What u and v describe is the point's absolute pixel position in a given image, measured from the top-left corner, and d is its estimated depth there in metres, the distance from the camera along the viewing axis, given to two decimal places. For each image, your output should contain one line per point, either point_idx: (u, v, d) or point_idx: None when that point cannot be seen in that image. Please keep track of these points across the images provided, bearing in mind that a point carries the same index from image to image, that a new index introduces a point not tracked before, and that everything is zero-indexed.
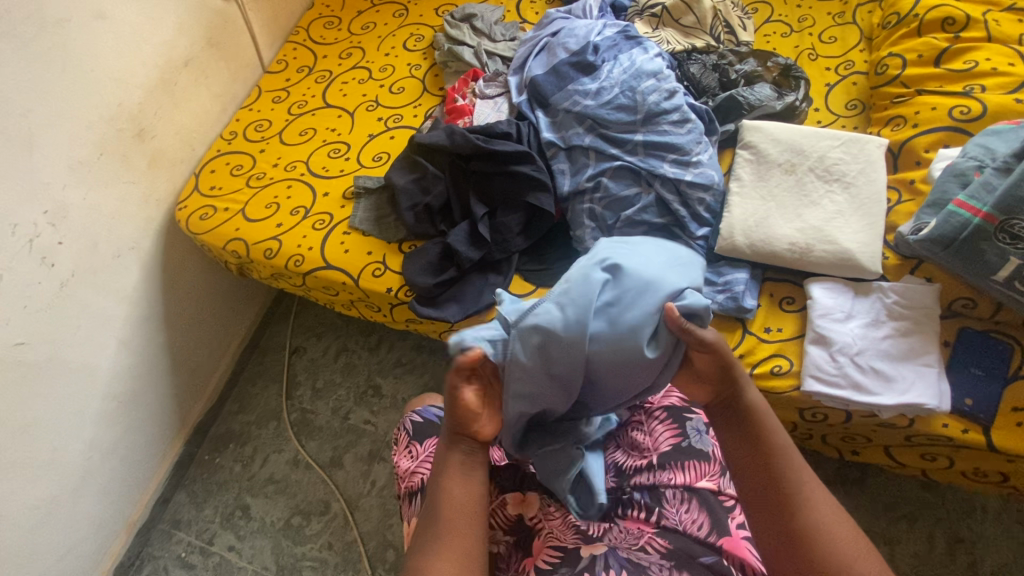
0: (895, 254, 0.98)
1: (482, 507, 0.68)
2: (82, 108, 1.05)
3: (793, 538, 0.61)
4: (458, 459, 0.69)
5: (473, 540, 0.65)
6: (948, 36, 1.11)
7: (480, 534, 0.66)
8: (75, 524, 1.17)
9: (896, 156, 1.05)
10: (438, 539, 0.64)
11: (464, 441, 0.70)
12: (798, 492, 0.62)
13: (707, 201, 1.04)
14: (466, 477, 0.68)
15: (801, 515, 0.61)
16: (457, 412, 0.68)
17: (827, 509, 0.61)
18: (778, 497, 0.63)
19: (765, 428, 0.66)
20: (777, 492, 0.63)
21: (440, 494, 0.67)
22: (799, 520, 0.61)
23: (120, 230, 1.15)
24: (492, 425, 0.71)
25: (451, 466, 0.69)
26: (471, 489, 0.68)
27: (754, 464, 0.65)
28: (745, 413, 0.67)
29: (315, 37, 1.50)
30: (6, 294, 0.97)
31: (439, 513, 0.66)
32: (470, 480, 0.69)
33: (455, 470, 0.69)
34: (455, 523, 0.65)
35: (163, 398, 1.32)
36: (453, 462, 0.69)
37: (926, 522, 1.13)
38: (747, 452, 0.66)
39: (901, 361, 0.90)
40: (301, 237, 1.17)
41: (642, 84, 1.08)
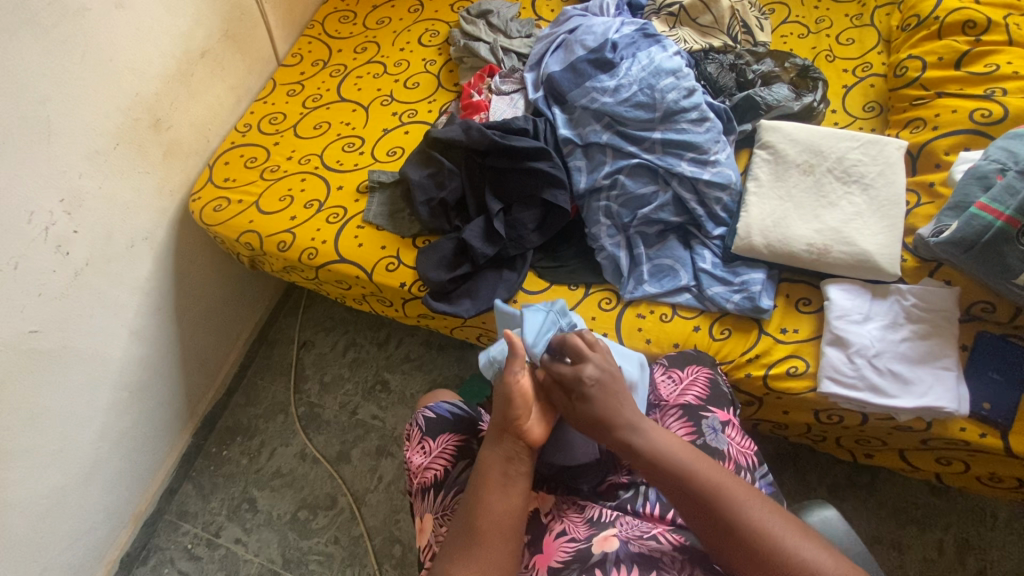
0: (914, 256, 0.97)
1: (517, 518, 0.66)
2: (100, 97, 1.05)
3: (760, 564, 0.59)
4: (502, 465, 0.69)
5: (505, 546, 0.64)
6: (969, 39, 1.10)
7: (513, 550, 0.64)
8: (84, 513, 1.17)
9: (915, 158, 1.05)
10: (470, 546, 0.63)
11: (507, 443, 0.70)
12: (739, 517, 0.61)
13: (723, 200, 1.04)
14: (506, 485, 0.67)
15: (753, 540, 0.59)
16: (510, 406, 0.70)
17: (771, 514, 0.61)
18: (726, 530, 0.61)
19: (673, 461, 0.66)
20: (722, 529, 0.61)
21: (476, 498, 0.67)
22: (754, 544, 0.59)
23: (135, 219, 1.15)
24: (540, 429, 0.72)
25: (493, 470, 0.68)
26: (507, 497, 0.66)
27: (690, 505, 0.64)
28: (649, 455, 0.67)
29: (330, 31, 1.50)
30: (20, 281, 0.96)
31: (474, 518, 0.65)
32: (509, 489, 0.67)
33: (495, 477, 0.68)
34: (489, 532, 0.64)
35: (173, 389, 1.31)
36: (495, 464, 0.69)
37: (937, 527, 1.12)
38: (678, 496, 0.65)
39: (919, 364, 0.90)
40: (315, 230, 1.17)
41: (661, 82, 1.08)
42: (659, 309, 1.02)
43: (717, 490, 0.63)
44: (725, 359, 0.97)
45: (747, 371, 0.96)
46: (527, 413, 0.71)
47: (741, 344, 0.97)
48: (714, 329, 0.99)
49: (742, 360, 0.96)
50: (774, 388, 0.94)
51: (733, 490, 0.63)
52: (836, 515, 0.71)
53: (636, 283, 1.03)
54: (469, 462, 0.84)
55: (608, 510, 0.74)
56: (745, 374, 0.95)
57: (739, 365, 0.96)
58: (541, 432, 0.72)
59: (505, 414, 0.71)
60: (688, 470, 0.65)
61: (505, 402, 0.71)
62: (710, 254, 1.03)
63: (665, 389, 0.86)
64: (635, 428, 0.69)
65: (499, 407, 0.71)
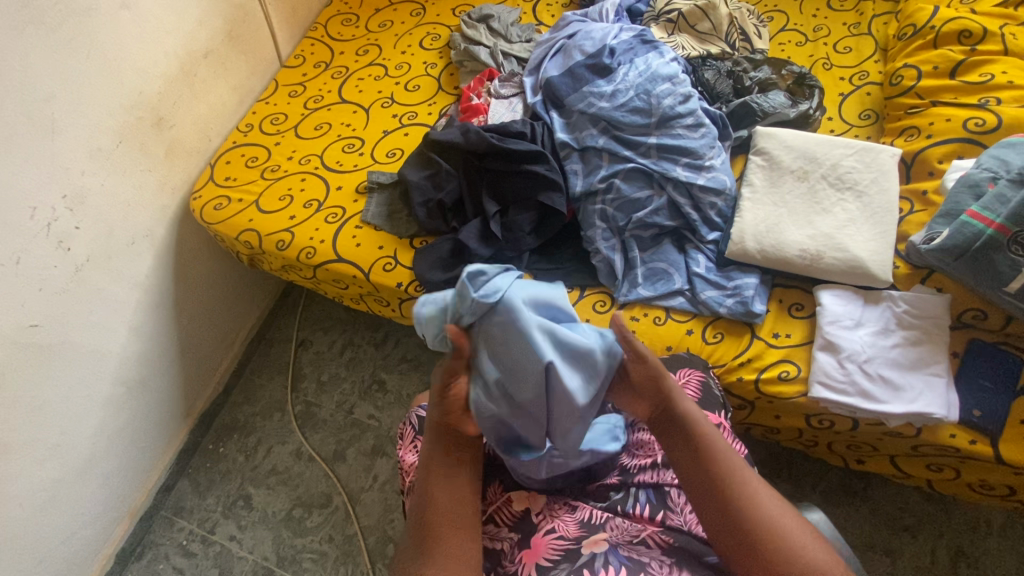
0: (906, 263, 0.98)
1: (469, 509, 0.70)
2: (103, 96, 1.06)
3: (759, 563, 0.62)
4: (445, 457, 0.72)
5: (464, 539, 0.68)
6: (964, 49, 1.11)
7: (475, 530, 0.69)
8: (80, 507, 1.18)
9: (909, 166, 1.06)
10: (433, 539, 0.67)
11: (444, 437, 0.73)
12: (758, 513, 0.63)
13: (718, 205, 1.05)
14: (452, 479, 0.71)
15: (764, 539, 0.62)
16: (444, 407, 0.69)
17: (794, 522, 0.64)
18: (736, 522, 0.64)
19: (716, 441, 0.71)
20: (729, 517, 0.64)
21: (427, 496, 0.70)
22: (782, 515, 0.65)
23: (135, 217, 1.16)
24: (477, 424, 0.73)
25: (437, 468, 0.71)
26: (457, 491, 0.70)
27: (705, 487, 0.66)
28: (682, 430, 0.69)
29: (332, 33, 1.52)
30: (21, 276, 0.98)
31: (428, 518, 0.68)
32: (456, 477, 0.71)
33: (439, 470, 0.71)
34: (449, 521, 0.68)
35: (172, 385, 1.33)
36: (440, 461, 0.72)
37: (929, 535, 1.12)
38: (693, 477, 0.68)
39: (910, 371, 0.90)
40: (314, 230, 1.18)
41: (657, 88, 1.09)
42: (653, 313, 1.03)
43: (743, 484, 0.65)
44: (717, 362, 0.97)
45: (739, 375, 0.96)
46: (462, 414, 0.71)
47: (734, 348, 0.98)
48: (707, 333, 1.00)
49: (734, 364, 0.96)
50: (765, 392, 0.94)
51: (760, 490, 0.65)
52: (822, 518, 0.72)
53: (630, 286, 1.04)
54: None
55: (599, 511, 0.75)
56: (737, 377, 0.96)
57: (731, 368, 0.96)
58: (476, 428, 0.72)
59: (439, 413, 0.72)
60: (718, 456, 0.67)
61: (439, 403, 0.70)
62: (704, 259, 1.04)
63: None
64: (680, 400, 0.70)
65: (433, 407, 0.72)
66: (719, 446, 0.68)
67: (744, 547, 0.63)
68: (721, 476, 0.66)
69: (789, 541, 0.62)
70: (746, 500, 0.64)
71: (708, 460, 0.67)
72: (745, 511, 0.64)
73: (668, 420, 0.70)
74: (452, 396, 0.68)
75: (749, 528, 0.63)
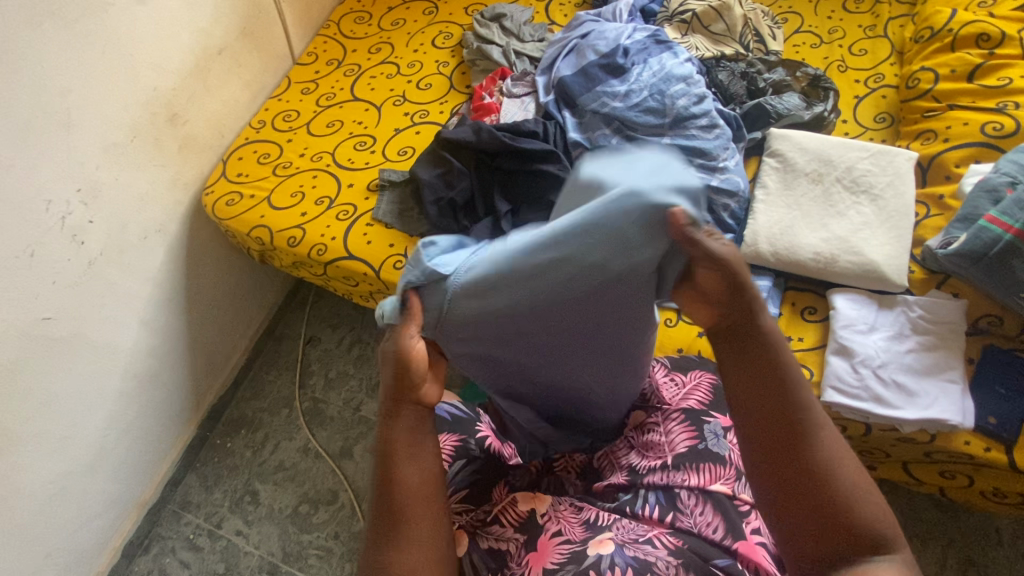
0: (921, 268, 0.98)
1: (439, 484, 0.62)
2: (119, 91, 1.07)
3: (812, 507, 0.52)
4: (408, 433, 0.61)
5: (436, 519, 0.60)
6: (982, 52, 1.10)
7: (442, 515, 0.61)
8: (89, 500, 1.19)
9: (925, 170, 1.05)
10: (397, 532, 0.58)
11: (405, 411, 0.61)
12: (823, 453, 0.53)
13: (731, 206, 1.05)
14: (417, 456, 0.61)
15: (826, 481, 0.52)
16: (401, 369, 0.60)
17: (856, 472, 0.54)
18: (798, 456, 0.53)
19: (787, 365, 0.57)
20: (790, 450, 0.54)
21: (388, 476, 0.59)
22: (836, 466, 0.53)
23: (148, 212, 1.16)
24: (437, 387, 0.64)
25: (398, 443, 0.60)
26: (424, 467, 0.61)
27: (767, 411, 0.55)
28: (748, 342, 0.57)
29: (345, 31, 1.52)
30: (35, 269, 0.98)
31: (394, 503, 0.59)
32: (421, 458, 0.61)
33: (401, 448, 0.60)
34: (415, 509, 0.59)
35: (181, 379, 1.33)
36: (400, 435, 0.61)
37: (940, 543, 1.11)
38: (751, 399, 0.56)
39: (925, 376, 0.89)
40: (325, 227, 1.19)
41: (671, 88, 1.09)
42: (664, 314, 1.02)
43: (811, 416, 0.55)
44: None
45: None
46: (422, 377, 0.61)
47: None
48: None
49: None
50: None
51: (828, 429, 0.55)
52: None
53: None
54: (466, 462, 0.82)
55: (605, 513, 0.74)
56: None
57: None
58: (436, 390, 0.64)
59: (397, 380, 0.61)
60: (789, 379, 0.56)
61: (395, 364, 0.60)
62: None
63: (669, 392, 0.85)
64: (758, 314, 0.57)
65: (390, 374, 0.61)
66: (793, 370, 0.56)
67: (801, 489, 0.53)
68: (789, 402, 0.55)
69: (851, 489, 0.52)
70: (814, 436, 0.54)
71: (778, 382, 0.56)
72: (809, 447, 0.54)
73: (735, 329, 0.58)
74: (415, 356, 0.60)
75: (811, 466, 0.53)
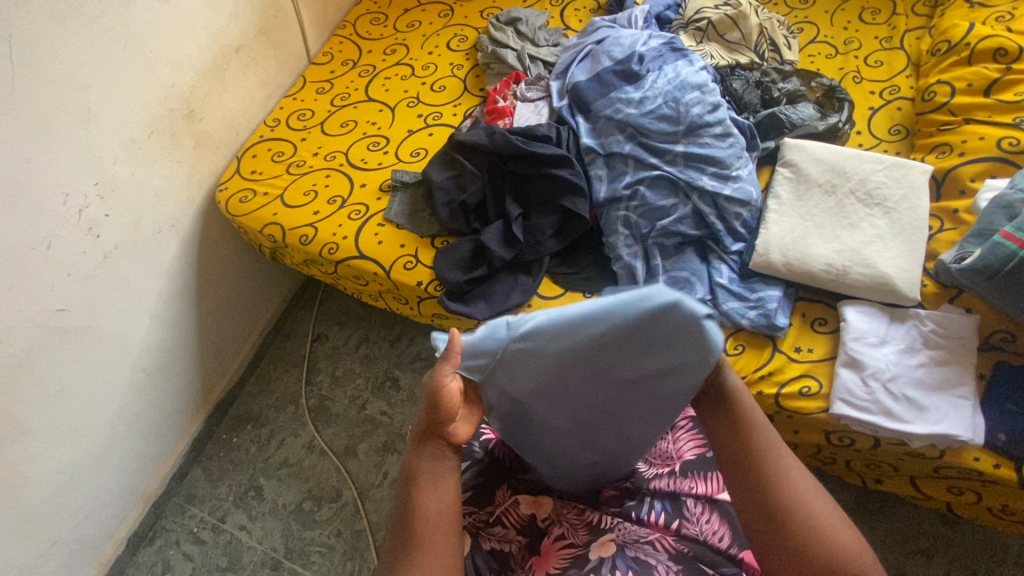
0: (934, 282, 0.97)
1: (455, 515, 0.65)
2: (138, 87, 1.08)
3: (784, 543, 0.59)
4: (431, 463, 0.67)
5: (450, 548, 0.63)
6: (1000, 67, 1.10)
7: (455, 547, 0.63)
8: (96, 490, 1.20)
9: (939, 184, 1.04)
10: (411, 551, 0.62)
11: (432, 440, 0.68)
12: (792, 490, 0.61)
13: (743, 216, 1.05)
14: (438, 483, 0.66)
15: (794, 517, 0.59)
16: (435, 405, 0.66)
17: (823, 504, 0.61)
18: (766, 496, 0.61)
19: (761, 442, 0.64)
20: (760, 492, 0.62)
21: (412, 499, 0.65)
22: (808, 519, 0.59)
23: (163, 207, 1.18)
24: (468, 426, 0.69)
25: (423, 468, 0.66)
26: (443, 495, 0.65)
27: (737, 460, 0.64)
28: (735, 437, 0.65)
29: (361, 32, 1.53)
30: (52, 262, 0.99)
31: (414, 524, 0.63)
32: (443, 486, 0.66)
33: (426, 473, 0.66)
34: (430, 533, 0.63)
35: (190, 373, 1.34)
36: (427, 462, 0.67)
37: (945, 559, 1.10)
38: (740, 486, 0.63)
39: (935, 392, 0.89)
40: (337, 226, 1.19)
41: (686, 95, 1.09)
42: None
43: (776, 458, 0.63)
44: (737, 374, 0.96)
45: (759, 388, 0.95)
46: (453, 414, 0.67)
47: (754, 361, 0.96)
48: (727, 345, 0.99)
49: (754, 377, 0.95)
50: (785, 407, 0.93)
51: (793, 466, 0.62)
52: None
53: None
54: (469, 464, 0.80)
55: (609, 517, 0.74)
56: (757, 391, 0.94)
57: (751, 382, 0.95)
58: (467, 429, 0.69)
59: (430, 413, 0.67)
60: (756, 429, 0.65)
61: (428, 400, 0.66)
62: (727, 269, 1.03)
63: None
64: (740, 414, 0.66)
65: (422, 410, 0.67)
66: (757, 422, 0.65)
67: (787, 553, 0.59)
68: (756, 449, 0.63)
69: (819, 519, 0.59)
70: (778, 478, 0.61)
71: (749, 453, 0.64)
72: (778, 488, 0.61)
73: (709, 394, 0.68)
74: (446, 397, 0.65)
75: (780, 503, 0.60)
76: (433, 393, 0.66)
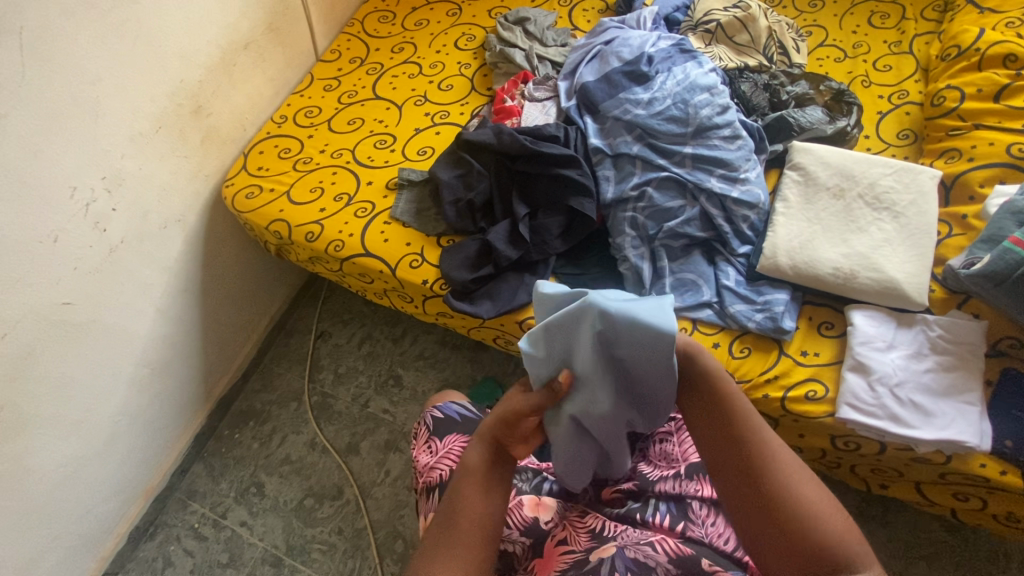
0: (942, 287, 0.97)
1: (497, 524, 0.65)
2: (147, 82, 1.08)
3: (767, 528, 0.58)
4: (485, 469, 0.67)
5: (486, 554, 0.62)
6: (1009, 73, 1.10)
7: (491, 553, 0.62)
8: (99, 484, 1.20)
9: (948, 189, 1.04)
10: (445, 547, 0.61)
11: (496, 451, 0.69)
12: (775, 472, 0.60)
13: (751, 218, 1.04)
14: (488, 491, 0.66)
15: (777, 501, 0.58)
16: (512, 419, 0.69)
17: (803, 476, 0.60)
18: (746, 479, 0.61)
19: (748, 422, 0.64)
20: (742, 477, 0.61)
21: (460, 496, 0.65)
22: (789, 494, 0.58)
23: (169, 202, 1.17)
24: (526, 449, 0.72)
25: (476, 471, 0.67)
26: (490, 502, 0.65)
27: (722, 443, 0.64)
28: (724, 416, 0.65)
29: (369, 30, 1.53)
30: (57, 255, 0.99)
31: (458, 520, 0.63)
32: (489, 495, 0.66)
33: (477, 478, 0.66)
34: (471, 532, 0.62)
35: (193, 368, 1.34)
36: (479, 471, 0.67)
37: (948, 566, 1.10)
38: (728, 463, 0.63)
39: (942, 397, 0.88)
40: (343, 223, 1.19)
41: (695, 97, 1.09)
42: (680, 324, 1.01)
43: (760, 438, 0.62)
44: (743, 377, 0.96)
45: (764, 392, 0.94)
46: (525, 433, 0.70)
47: (760, 364, 0.96)
48: (734, 347, 0.98)
49: (761, 380, 0.95)
50: (791, 411, 0.93)
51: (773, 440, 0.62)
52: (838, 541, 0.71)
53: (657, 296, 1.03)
54: None
55: (611, 523, 0.73)
56: (763, 395, 0.94)
57: (757, 385, 0.95)
58: (524, 450, 0.71)
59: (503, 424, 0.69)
60: (737, 411, 0.65)
61: (509, 413, 0.69)
62: (734, 272, 1.03)
63: None
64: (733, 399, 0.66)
65: (496, 414, 0.69)
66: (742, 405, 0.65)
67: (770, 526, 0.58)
68: (737, 431, 0.64)
69: (805, 502, 0.57)
70: (756, 451, 0.61)
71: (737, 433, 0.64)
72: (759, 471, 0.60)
73: (692, 381, 0.69)
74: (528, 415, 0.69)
75: (760, 487, 0.60)
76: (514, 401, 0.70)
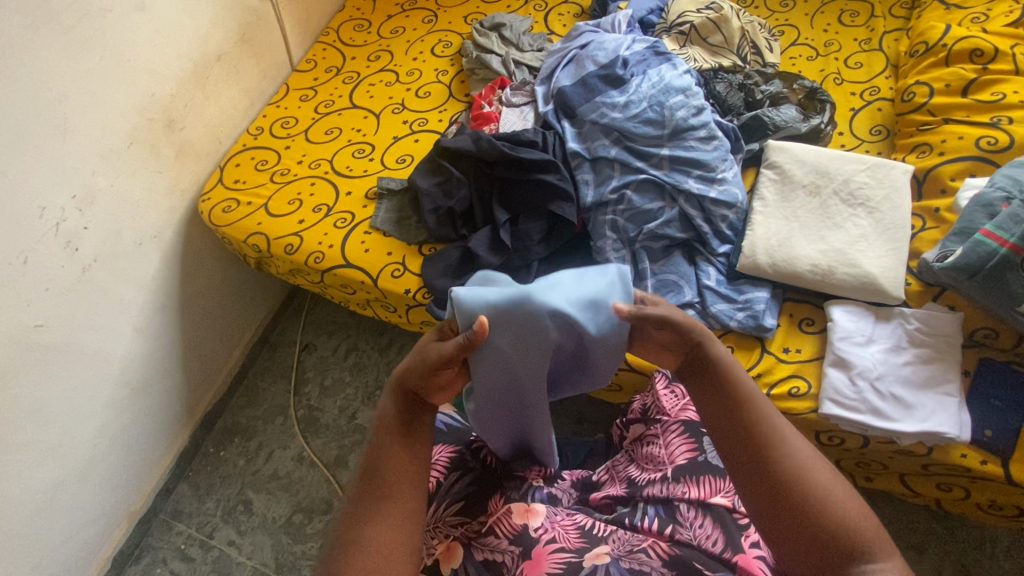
0: (918, 281, 0.98)
1: (423, 471, 0.68)
2: (116, 98, 1.06)
3: (787, 525, 0.59)
4: (402, 418, 0.68)
5: (413, 500, 0.65)
6: (976, 67, 1.12)
7: (418, 497, 0.66)
8: (80, 509, 1.17)
9: (920, 183, 1.06)
10: (373, 500, 0.64)
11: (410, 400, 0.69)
12: (795, 467, 0.60)
13: (729, 218, 1.05)
14: (409, 443, 0.68)
15: (795, 495, 0.59)
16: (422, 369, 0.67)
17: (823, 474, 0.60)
18: (765, 477, 0.61)
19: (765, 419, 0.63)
20: (762, 474, 0.61)
21: (380, 450, 0.67)
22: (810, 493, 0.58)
23: (144, 218, 1.16)
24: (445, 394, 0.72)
25: (393, 423, 0.68)
26: (413, 452, 0.68)
27: (738, 440, 0.63)
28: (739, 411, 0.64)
29: (344, 39, 1.52)
30: (28, 278, 0.97)
31: (381, 475, 0.65)
32: (411, 444, 0.68)
33: (397, 426, 0.68)
34: (395, 484, 0.65)
35: (175, 386, 1.32)
36: (395, 423, 0.68)
37: (936, 554, 1.11)
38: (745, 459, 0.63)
39: (922, 389, 0.90)
40: (323, 234, 1.18)
41: (670, 99, 1.10)
42: None
43: (778, 436, 0.62)
44: None
45: None
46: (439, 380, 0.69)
47: (743, 362, 0.97)
48: None
49: None
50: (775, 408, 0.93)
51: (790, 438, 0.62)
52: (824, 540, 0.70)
53: None
54: (461, 473, 0.80)
55: (602, 524, 0.74)
56: None
57: None
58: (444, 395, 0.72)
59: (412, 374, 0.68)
60: (752, 405, 0.64)
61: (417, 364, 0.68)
62: (715, 271, 1.04)
63: (667, 403, 0.85)
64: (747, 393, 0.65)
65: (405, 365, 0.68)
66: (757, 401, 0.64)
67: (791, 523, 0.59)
68: (754, 428, 0.63)
69: (826, 499, 0.58)
70: (775, 450, 0.61)
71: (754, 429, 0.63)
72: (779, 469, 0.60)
73: (702, 373, 0.68)
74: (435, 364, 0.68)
75: (781, 486, 0.60)
76: (427, 354, 0.68)
